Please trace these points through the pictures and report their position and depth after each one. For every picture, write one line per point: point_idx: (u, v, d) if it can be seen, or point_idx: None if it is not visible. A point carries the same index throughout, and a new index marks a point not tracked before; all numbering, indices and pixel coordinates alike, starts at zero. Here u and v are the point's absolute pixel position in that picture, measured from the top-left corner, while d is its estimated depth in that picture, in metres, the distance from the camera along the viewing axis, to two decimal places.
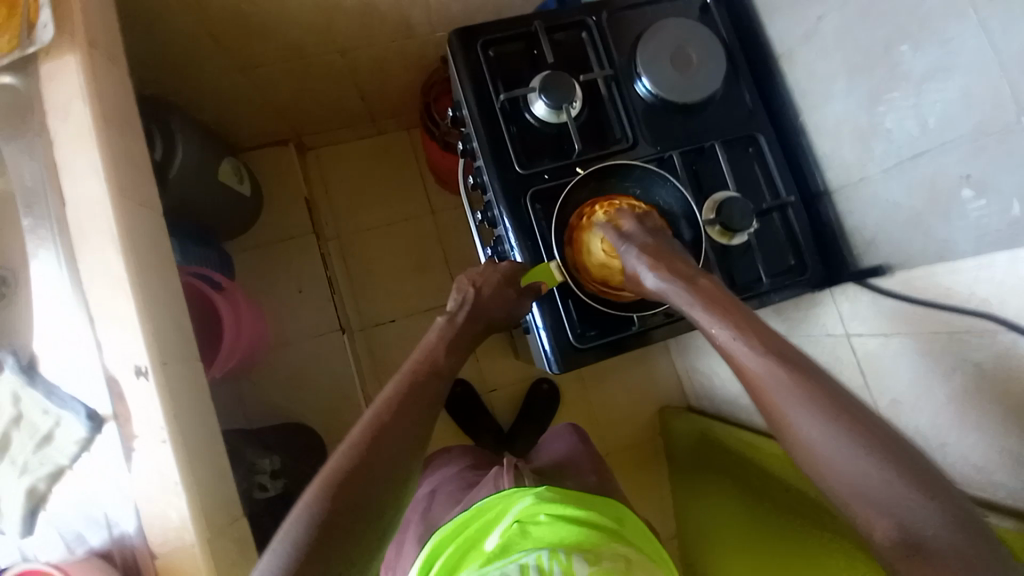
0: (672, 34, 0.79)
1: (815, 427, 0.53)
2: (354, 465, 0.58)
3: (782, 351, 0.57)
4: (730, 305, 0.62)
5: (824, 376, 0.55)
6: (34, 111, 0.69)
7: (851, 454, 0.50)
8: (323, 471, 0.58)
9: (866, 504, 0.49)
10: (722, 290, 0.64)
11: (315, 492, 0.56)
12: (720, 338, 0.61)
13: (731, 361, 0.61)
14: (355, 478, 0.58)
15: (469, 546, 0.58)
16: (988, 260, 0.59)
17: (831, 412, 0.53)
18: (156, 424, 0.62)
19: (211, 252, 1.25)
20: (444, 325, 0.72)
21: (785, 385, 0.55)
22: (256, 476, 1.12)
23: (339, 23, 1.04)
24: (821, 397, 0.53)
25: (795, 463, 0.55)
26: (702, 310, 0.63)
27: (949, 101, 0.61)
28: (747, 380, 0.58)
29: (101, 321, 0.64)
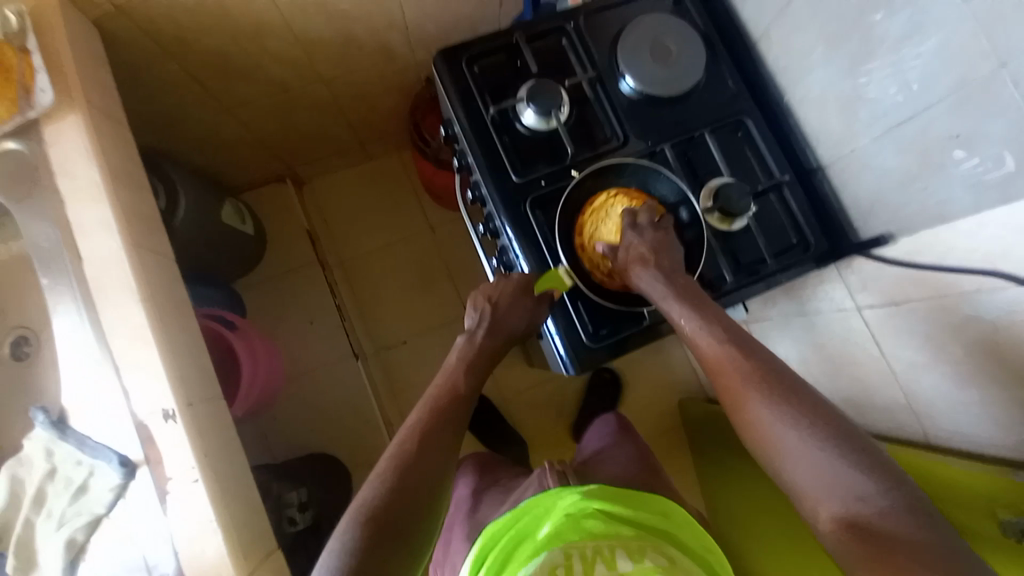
0: (649, 30, 0.80)
1: (767, 415, 0.56)
2: (389, 497, 0.59)
3: (744, 344, 0.62)
4: (700, 300, 0.67)
5: (780, 367, 0.60)
6: (40, 173, 0.72)
7: (801, 441, 0.53)
8: (355, 506, 0.59)
9: (813, 489, 0.51)
10: (694, 287, 0.68)
11: (351, 527, 0.57)
12: (688, 328, 0.65)
13: (696, 351, 0.65)
14: (393, 510, 0.58)
15: (518, 537, 0.59)
16: (990, 216, 0.60)
17: (784, 399, 0.56)
18: (187, 463, 0.64)
19: (219, 293, 1.27)
20: (464, 344, 0.74)
21: (745, 377, 0.59)
22: (285, 510, 1.12)
23: (322, 55, 1.07)
24: (777, 387, 0.57)
25: (749, 449, 0.58)
26: (674, 301, 0.67)
27: (929, 64, 0.62)
28: (713, 369, 0.62)
29: (125, 367, 0.65)
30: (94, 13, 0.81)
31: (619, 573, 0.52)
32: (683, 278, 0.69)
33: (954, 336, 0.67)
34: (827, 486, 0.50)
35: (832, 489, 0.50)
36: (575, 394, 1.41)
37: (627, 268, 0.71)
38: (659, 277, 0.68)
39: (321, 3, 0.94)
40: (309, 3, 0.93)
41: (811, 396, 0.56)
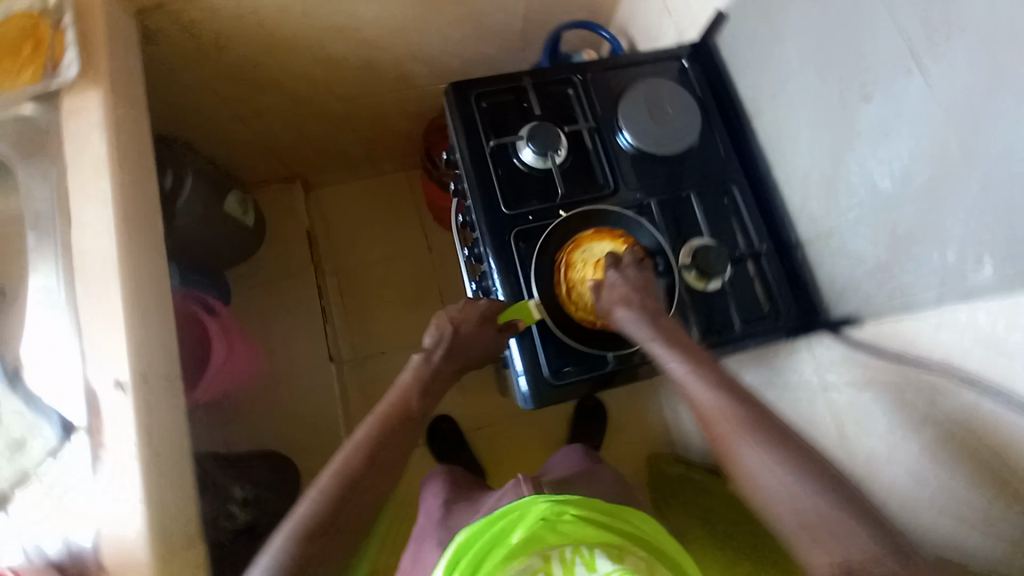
0: (650, 92, 0.86)
1: (755, 456, 0.58)
2: (327, 514, 0.59)
3: (731, 387, 0.64)
4: (683, 341, 0.70)
5: (764, 410, 0.62)
6: (52, 139, 0.76)
7: (789, 483, 0.56)
8: (295, 518, 0.59)
9: (806, 530, 0.53)
10: (677, 329, 0.72)
11: (285, 544, 0.57)
12: (676, 371, 0.67)
13: (686, 394, 0.67)
14: (331, 529, 0.59)
15: (495, 540, 0.63)
16: (951, 311, 0.61)
17: (774, 444, 0.58)
18: (127, 438, 0.64)
19: (207, 278, 1.29)
20: (420, 362, 0.74)
21: (733, 423, 0.61)
22: (228, 504, 1.08)
23: (347, 72, 1.12)
24: (764, 429, 0.60)
25: (740, 490, 0.61)
26: (660, 344, 0.69)
27: (903, 158, 0.65)
28: (700, 412, 0.64)
29: (89, 331, 0.67)
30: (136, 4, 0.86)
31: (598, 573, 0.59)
32: (666, 320, 0.72)
33: (914, 429, 0.68)
34: (820, 534, 0.53)
35: (828, 537, 0.52)
36: (545, 432, 1.42)
37: (612, 310, 0.73)
38: (644, 319, 0.70)
39: (351, 26, 1.01)
40: (340, 23, 0.99)
41: (791, 439, 0.59)
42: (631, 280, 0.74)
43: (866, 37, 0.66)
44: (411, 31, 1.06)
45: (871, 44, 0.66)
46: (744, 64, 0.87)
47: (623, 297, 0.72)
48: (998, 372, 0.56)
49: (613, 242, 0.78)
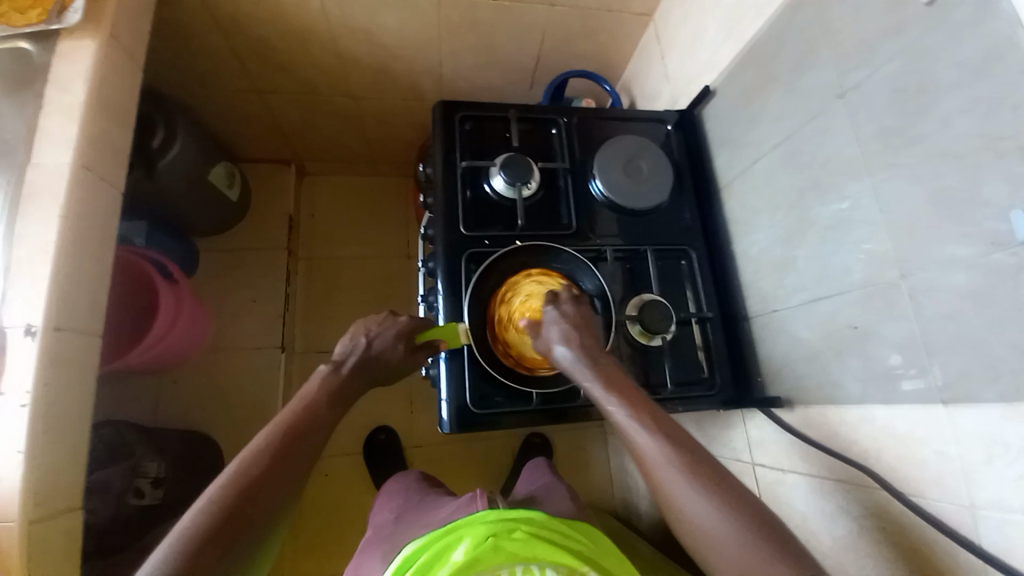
0: (627, 148, 0.90)
1: (699, 507, 0.53)
2: (219, 524, 0.50)
3: (672, 432, 0.59)
4: (624, 384, 0.65)
5: (710, 458, 0.57)
6: (37, 76, 0.77)
7: (738, 542, 0.50)
8: (178, 529, 0.49)
9: None
10: (620, 371, 0.67)
11: (165, 556, 0.47)
12: (618, 418, 0.62)
13: (626, 441, 0.61)
14: (223, 543, 0.49)
15: (439, 554, 0.57)
16: (870, 411, 0.63)
17: (708, 483, 0.54)
18: (23, 387, 0.64)
19: (176, 245, 1.29)
20: (328, 373, 0.67)
21: (668, 459, 0.56)
22: (137, 479, 1.02)
23: (357, 74, 1.15)
24: (707, 478, 0.54)
25: (686, 546, 0.54)
26: (601, 386, 0.65)
27: (846, 254, 0.67)
28: (640, 460, 0.59)
29: (15, 272, 0.67)
30: None
31: None
32: (607, 360, 0.68)
33: (855, 511, 0.66)
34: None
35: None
36: (485, 462, 1.38)
37: (551, 345, 0.70)
38: (583, 357, 0.67)
39: (367, 31, 1.04)
40: (356, 27, 1.02)
41: (736, 488, 0.54)
42: (570, 317, 0.71)
43: (830, 134, 0.69)
44: (423, 48, 1.09)
45: (833, 142, 0.68)
46: (721, 138, 0.91)
47: (562, 332, 0.70)
48: (915, 473, 0.58)
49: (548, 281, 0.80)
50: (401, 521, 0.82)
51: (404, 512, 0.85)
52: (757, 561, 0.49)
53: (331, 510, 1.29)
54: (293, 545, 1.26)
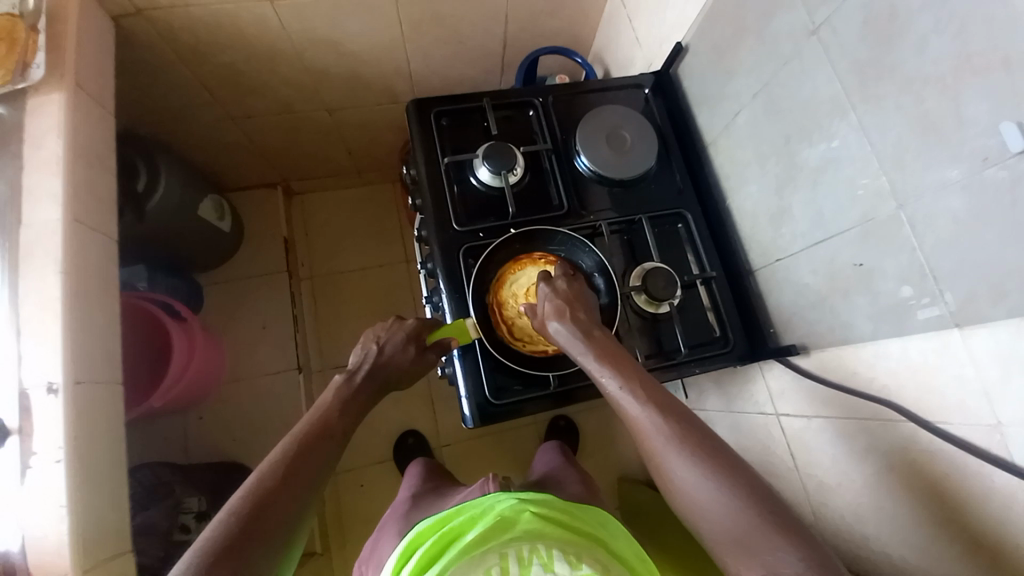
0: (607, 119, 0.90)
1: (688, 475, 0.54)
2: (237, 534, 0.49)
3: (666, 402, 0.59)
4: (617, 356, 0.65)
5: (701, 425, 0.57)
6: (12, 139, 0.77)
7: (721, 499, 0.51)
8: (197, 543, 0.48)
9: (734, 548, 0.49)
10: (613, 343, 0.67)
11: (183, 567, 0.46)
12: (610, 389, 0.62)
13: (621, 411, 0.62)
14: (239, 554, 0.48)
15: (449, 540, 0.56)
16: (885, 346, 0.63)
17: (700, 453, 0.54)
18: (54, 443, 0.65)
19: (181, 282, 1.31)
20: (342, 383, 0.68)
21: (661, 432, 0.57)
22: (181, 515, 1.05)
23: (329, 86, 1.15)
24: (699, 446, 0.55)
25: (676, 510, 0.56)
26: (593, 359, 0.65)
27: (840, 194, 0.66)
28: (635, 430, 0.60)
29: (25, 334, 0.69)
30: (117, 11, 0.88)
31: None
32: (601, 332, 0.68)
33: (881, 447, 0.66)
34: (745, 544, 0.48)
35: (748, 550, 0.48)
36: (513, 450, 1.40)
37: (546, 322, 0.71)
38: (577, 332, 0.68)
39: (330, 41, 1.02)
40: (320, 39, 1.01)
41: (727, 451, 0.55)
42: (562, 292, 0.72)
43: (805, 75, 0.68)
44: (389, 50, 1.08)
45: (811, 82, 0.67)
46: (701, 96, 0.90)
47: (554, 308, 0.70)
48: (936, 401, 0.58)
49: (536, 267, 0.80)
50: (415, 503, 0.82)
51: (420, 494, 0.85)
52: (750, 525, 0.49)
53: (370, 518, 1.32)
54: (339, 556, 1.28)
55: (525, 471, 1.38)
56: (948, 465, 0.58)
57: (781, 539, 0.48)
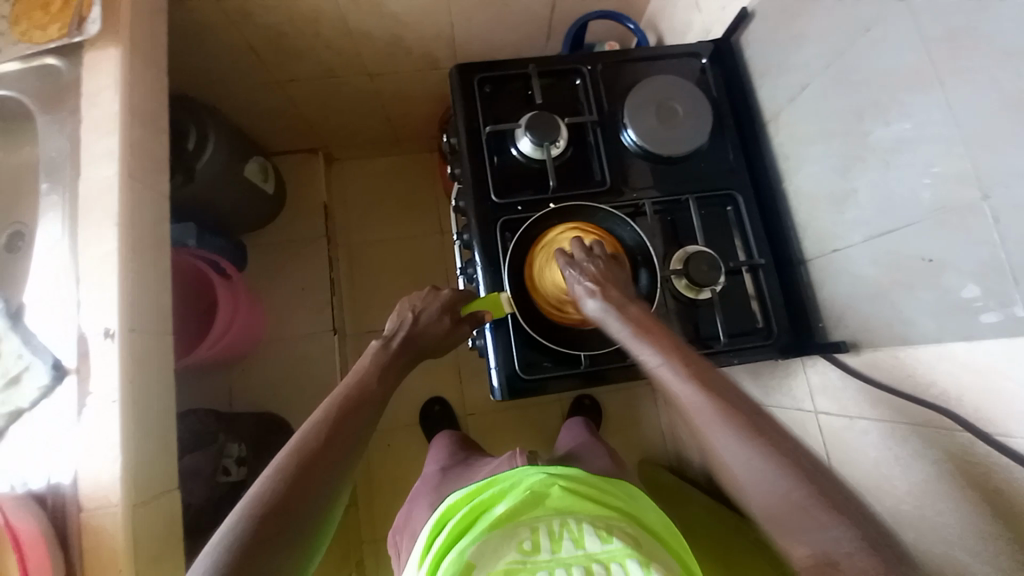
0: (658, 89, 0.84)
1: (734, 451, 0.52)
2: (283, 493, 0.51)
3: (708, 378, 0.57)
4: (656, 331, 0.63)
5: (747, 402, 0.55)
6: (72, 93, 0.81)
7: (773, 477, 0.49)
8: (249, 496, 0.51)
9: (786, 530, 0.47)
10: (651, 318, 0.65)
11: (237, 524, 0.49)
12: (650, 365, 0.60)
13: (662, 389, 0.60)
14: (286, 508, 0.50)
15: (480, 510, 0.57)
16: (947, 349, 0.58)
17: (746, 428, 0.52)
18: (110, 385, 0.70)
19: (226, 243, 1.35)
20: (378, 349, 0.69)
21: (704, 407, 0.54)
22: (223, 459, 1.11)
23: (370, 51, 1.13)
24: (745, 422, 0.53)
25: (723, 487, 0.54)
26: (632, 335, 0.63)
27: (915, 180, 0.60)
28: (677, 408, 0.58)
29: (85, 284, 0.73)
30: None
31: (585, 551, 0.51)
32: (637, 308, 0.66)
33: (931, 454, 0.62)
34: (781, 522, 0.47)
35: (795, 527, 0.47)
36: (538, 424, 1.41)
37: (579, 300, 0.70)
38: (613, 309, 0.66)
39: (372, 2, 1.00)
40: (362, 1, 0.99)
41: (779, 430, 0.53)
42: (597, 269, 0.70)
43: (887, 46, 0.61)
44: (432, 13, 1.05)
45: (895, 52, 0.60)
46: (763, 67, 0.83)
47: (590, 286, 0.68)
48: (998, 411, 0.53)
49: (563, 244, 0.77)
50: (446, 473, 0.84)
51: (448, 464, 0.87)
52: (802, 503, 0.47)
53: (396, 478, 1.37)
54: (366, 510, 1.35)
55: (549, 446, 1.39)
56: (1002, 477, 0.54)
57: (835, 521, 0.46)
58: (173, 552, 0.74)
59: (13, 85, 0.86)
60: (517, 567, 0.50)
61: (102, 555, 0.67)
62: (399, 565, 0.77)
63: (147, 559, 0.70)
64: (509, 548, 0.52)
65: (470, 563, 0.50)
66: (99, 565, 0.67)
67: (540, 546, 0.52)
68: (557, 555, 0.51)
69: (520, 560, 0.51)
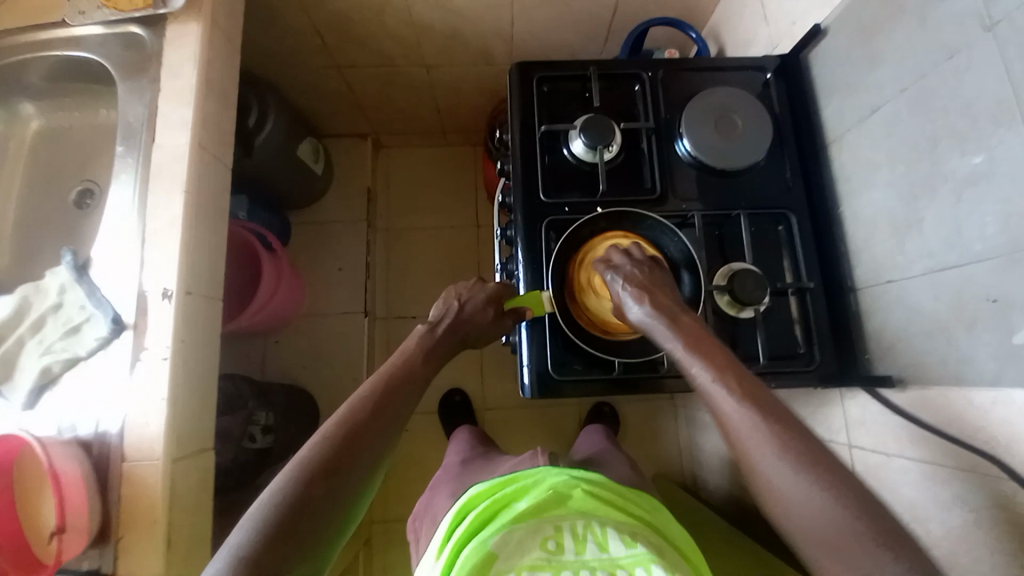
0: (718, 101, 0.83)
1: (784, 474, 0.50)
2: (330, 459, 0.53)
3: (760, 398, 0.55)
4: (707, 344, 0.62)
5: (804, 426, 0.53)
6: (153, 64, 0.86)
7: (827, 504, 0.48)
8: (297, 459, 0.52)
9: (835, 555, 0.47)
10: (703, 330, 0.64)
11: (285, 481, 0.51)
12: (698, 379, 0.59)
13: (710, 405, 0.59)
14: (333, 475, 0.52)
15: (502, 505, 0.58)
16: (1005, 396, 0.55)
17: (799, 454, 0.50)
18: (163, 342, 0.74)
19: (275, 218, 1.40)
20: (424, 333, 0.70)
21: (756, 428, 0.53)
22: (250, 426, 1.13)
23: (429, 42, 1.15)
24: (798, 446, 0.51)
25: (765, 509, 0.53)
26: (682, 345, 0.62)
27: (990, 215, 0.57)
28: (723, 426, 0.56)
29: (149, 244, 0.77)
30: None
31: (609, 555, 0.51)
32: (682, 319, 0.65)
33: (972, 502, 0.59)
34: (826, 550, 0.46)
35: (845, 556, 0.46)
36: (556, 426, 1.41)
37: (623, 304, 0.69)
38: (660, 317, 0.65)
39: None
40: None
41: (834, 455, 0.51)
42: (642, 274, 0.71)
43: (971, 74, 0.58)
44: (494, 9, 1.06)
45: (978, 82, 0.57)
46: (831, 85, 0.81)
47: (633, 293, 0.68)
48: None
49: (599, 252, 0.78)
50: (466, 466, 0.85)
51: (469, 457, 0.88)
52: (858, 535, 0.46)
53: (412, 463, 1.39)
54: (380, 491, 1.38)
55: (566, 447, 1.39)
56: None
57: (886, 552, 0.45)
58: (203, 506, 0.78)
59: (100, 52, 0.92)
60: (541, 564, 0.51)
61: (141, 502, 0.71)
62: (416, 552, 0.78)
63: (180, 511, 0.73)
64: (533, 544, 0.52)
65: (492, 553, 0.51)
66: (137, 511, 0.71)
67: (564, 546, 0.52)
68: (581, 557, 0.51)
69: (545, 558, 0.51)
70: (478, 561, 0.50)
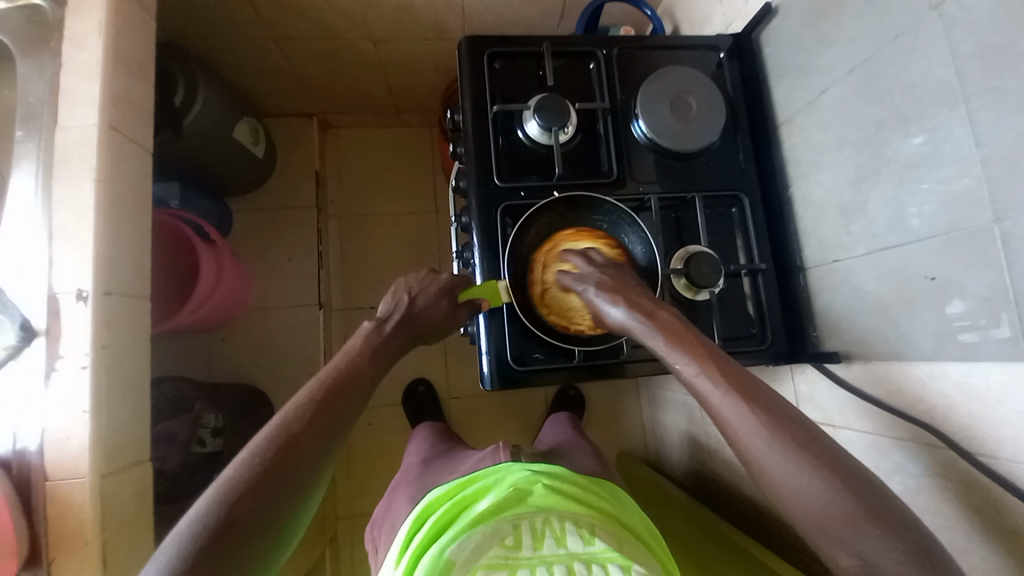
0: (675, 81, 0.82)
1: (783, 465, 0.49)
2: (261, 476, 0.49)
3: (747, 387, 0.53)
4: (686, 334, 0.59)
5: (795, 416, 0.51)
6: (55, 36, 0.76)
7: (818, 488, 0.47)
8: (220, 480, 0.48)
9: (831, 539, 0.46)
10: (681, 321, 0.61)
11: (207, 506, 0.46)
12: (685, 374, 0.57)
13: (698, 399, 0.56)
14: (263, 492, 0.48)
15: (463, 506, 0.57)
16: (941, 369, 0.58)
17: (792, 444, 0.49)
18: (82, 349, 0.67)
19: (213, 206, 1.30)
20: (371, 330, 0.67)
21: (746, 416, 0.51)
22: (199, 429, 1.05)
23: (376, 14, 1.07)
24: (789, 434, 0.50)
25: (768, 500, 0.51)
26: (662, 340, 0.60)
27: (930, 195, 0.58)
28: (715, 419, 0.54)
29: (59, 243, 0.69)
30: None
31: (567, 550, 0.50)
32: (664, 311, 0.63)
33: (912, 469, 0.63)
34: (840, 534, 0.45)
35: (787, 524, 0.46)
36: (522, 411, 1.41)
37: (599, 303, 0.67)
38: (637, 312, 0.63)
39: None
40: None
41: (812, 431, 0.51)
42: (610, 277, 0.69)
43: (917, 55, 0.59)
44: None
45: (922, 65, 0.58)
46: (783, 67, 0.81)
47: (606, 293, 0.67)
48: (988, 435, 0.54)
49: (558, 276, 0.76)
50: (429, 464, 0.82)
51: (430, 456, 0.85)
52: (844, 515, 0.46)
53: (376, 455, 1.36)
54: (343, 486, 1.34)
55: (529, 436, 1.40)
56: (983, 493, 0.55)
57: (878, 531, 0.44)
58: (141, 523, 0.72)
59: None
60: (499, 563, 0.49)
61: (69, 523, 0.65)
62: (378, 557, 0.76)
63: (114, 531, 0.68)
64: (491, 545, 0.51)
65: (449, 562, 0.49)
66: (66, 534, 0.65)
67: (522, 542, 0.51)
68: (538, 553, 0.50)
69: (502, 556, 0.50)
70: (434, 571, 0.48)
